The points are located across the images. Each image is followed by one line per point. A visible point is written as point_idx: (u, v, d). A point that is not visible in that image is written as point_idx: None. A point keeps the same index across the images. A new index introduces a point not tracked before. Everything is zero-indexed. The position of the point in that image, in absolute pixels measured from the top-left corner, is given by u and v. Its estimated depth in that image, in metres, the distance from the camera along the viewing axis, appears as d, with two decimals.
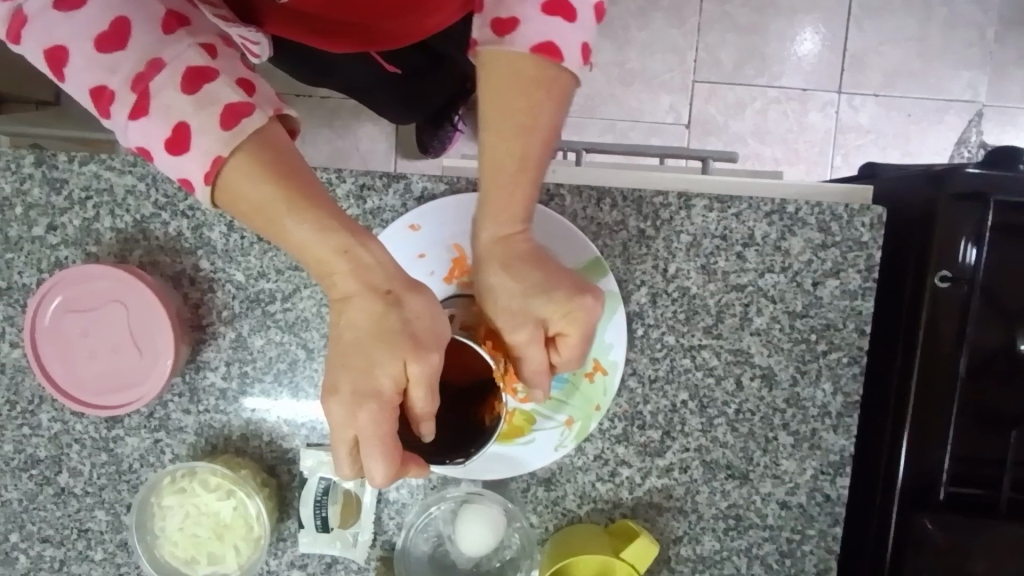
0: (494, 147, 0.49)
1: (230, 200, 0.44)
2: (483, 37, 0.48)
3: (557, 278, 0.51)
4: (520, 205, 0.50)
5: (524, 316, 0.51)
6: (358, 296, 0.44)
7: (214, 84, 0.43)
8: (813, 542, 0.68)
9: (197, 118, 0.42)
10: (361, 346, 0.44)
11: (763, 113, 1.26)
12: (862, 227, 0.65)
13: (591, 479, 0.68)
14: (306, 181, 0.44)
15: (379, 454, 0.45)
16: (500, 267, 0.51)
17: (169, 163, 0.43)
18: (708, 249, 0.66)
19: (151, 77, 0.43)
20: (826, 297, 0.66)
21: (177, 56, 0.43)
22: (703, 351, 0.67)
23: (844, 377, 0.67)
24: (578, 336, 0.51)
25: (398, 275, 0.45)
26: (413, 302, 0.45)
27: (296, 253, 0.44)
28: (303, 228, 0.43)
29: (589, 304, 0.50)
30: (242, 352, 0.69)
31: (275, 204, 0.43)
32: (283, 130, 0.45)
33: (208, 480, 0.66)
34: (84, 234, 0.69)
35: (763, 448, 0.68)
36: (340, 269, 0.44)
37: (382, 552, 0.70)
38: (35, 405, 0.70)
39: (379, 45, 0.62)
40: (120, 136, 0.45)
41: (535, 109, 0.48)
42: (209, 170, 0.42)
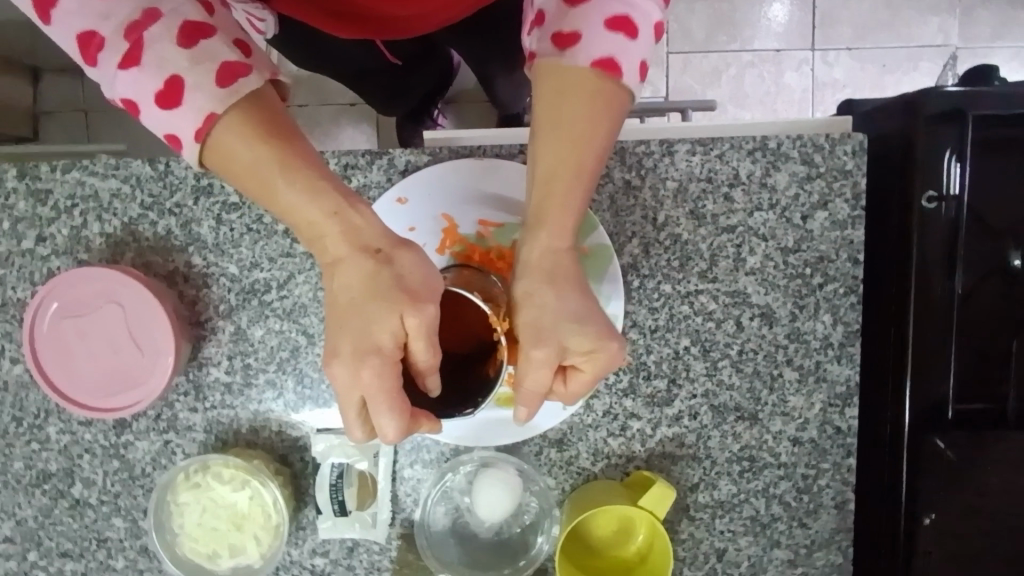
0: (552, 157, 0.49)
1: (219, 159, 0.45)
2: (544, 50, 0.49)
3: (595, 314, 0.51)
4: (571, 217, 0.50)
5: (551, 342, 0.51)
6: (348, 257, 0.45)
7: (212, 42, 0.43)
8: (828, 476, 0.68)
9: (193, 74, 0.43)
10: (357, 306, 0.45)
11: (740, 78, 1.27)
12: (844, 155, 0.66)
13: (602, 435, 0.68)
14: (301, 147, 0.45)
15: (386, 411, 0.47)
16: (547, 284, 0.51)
17: (158, 118, 0.44)
18: (695, 193, 0.67)
19: (147, 26, 0.43)
20: (816, 230, 0.67)
21: (174, 9, 0.43)
22: (701, 296, 0.67)
23: (842, 308, 0.67)
24: (592, 371, 0.53)
25: (388, 234, 0.46)
26: (403, 258, 0.46)
27: (286, 214, 0.45)
28: (294, 191, 0.44)
29: (614, 349, 0.52)
30: (243, 345, 0.69)
31: (268, 165, 0.44)
32: (277, 95, 0.46)
33: (221, 472, 0.67)
34: (74, 242, 0.69)
35: (770, 387, 0.68)
36: (331, 230, 0.45)
37: (402, 530, 0.69)
38: (42, 418, 0.70)
39: (386, 28, 0.64)
40: (106, 84, 0.44)
41: (597, 128, 0.49)
42: (201, 127, 0.43)
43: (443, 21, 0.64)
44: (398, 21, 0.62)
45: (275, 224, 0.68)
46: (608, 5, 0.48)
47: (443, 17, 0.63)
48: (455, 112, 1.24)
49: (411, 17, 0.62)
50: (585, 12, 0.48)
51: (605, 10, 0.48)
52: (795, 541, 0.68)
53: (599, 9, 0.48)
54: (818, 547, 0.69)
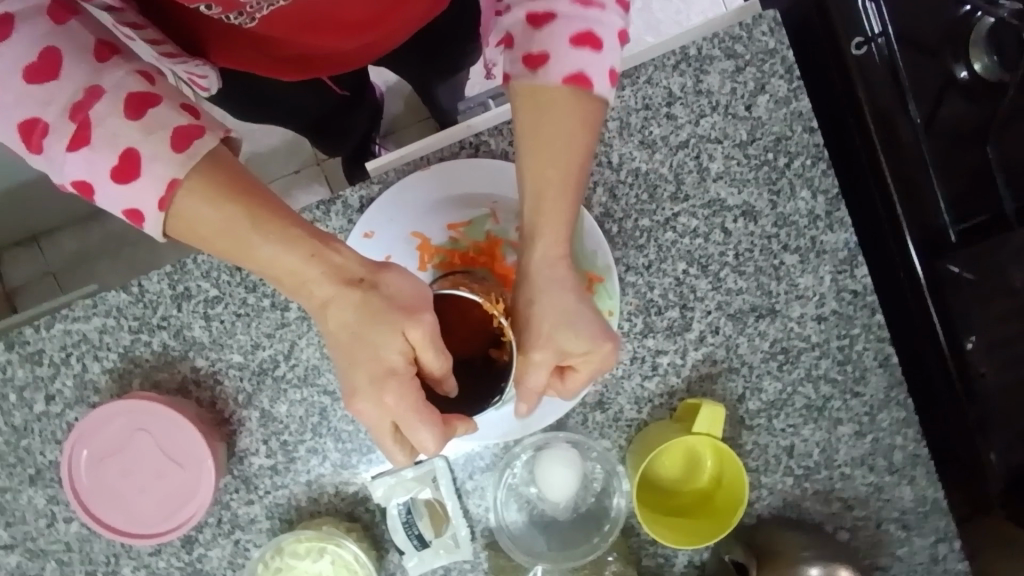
0: (540, 172, 0.51)
1: (187, 226, 0.45)
2: (516, 72, 0.50)
3: (589, 318, 0.54)
4: (563, 226, 0.53)
5: (549, 345, 0.54)
6: (336, 295, 0.46)
7: (160, 110, 0.44)
8: (863, 339, 0.68)
9: (147, 144, 0.43)
10: (358, 336, 0.46)
11: (648, 9, 1.27)
12: (764, 35, 0.66)
13: (637, 382, 0.69)
14: (266, 200, 0.46)
15: (421, 425, 0.48)
16: (547, 291, 0.53)
17: (116, 194, 0.44)
18: (639, 123, 0.67)
19: (91, 105, 0.43)
20: (764, 115, 0.67)
21: (116, 84, 0.44)
22: (680, 218, 0.68)
23: (816, 178, 0.67)
24: (588, 371, 0.57)
25: (367, 263, 0.47)
26: (388, 279, 0.47)
27: (264, 268, 0.46)
28: (268, 244, 0.45)
29: (608, 350, 0.55)
30: (273, 425, 0.70)
31: (237, 222, 0.45)
32: (232, 154, 0.46)
33: (296, 549, 0.68)
34: (82, 389, 0.70)
35: (776, 277, 0.68)
36: (312, 274, 0.46)
37: (486, 540, 0.70)
38: (114, 563, 0.71)
39: (330, 64, 0.66)
40: (56, 169, 0.44)
41: (575, 142, 0.50)
42: (164, 195, 0.43)
43: (388, 47, 0.67)
44: (347, 53, 0.64)
45: (261, 301, 0.69)
46: (571, 24, 0.49)
47: (389, 43, 0.66)
48: (397, 142, 1.24)
49: (361, 48, 0.64)
50: (548, 32, 0.49)
51: (568, 28, 0.49)
52: (855, 413, 0.69)
53: (563, 28, 0.49)
54: (879, 409, 0.69)
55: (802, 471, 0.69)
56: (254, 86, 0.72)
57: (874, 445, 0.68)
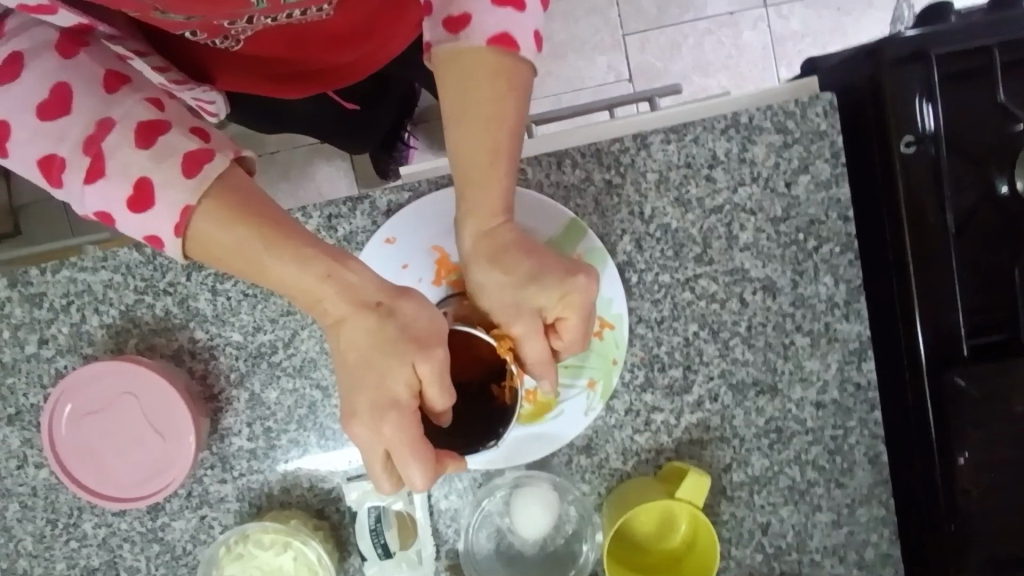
0: (468, 145, 0.51)
1: (206, 248, 0.47)
2: (438, 37, 0.50)
3: (552, 264, 0.54)
4: (499, 197, 0.53)
5: (523, 306, 0.54)
6: (351, 315, 0.46)
7: (169, 135, 0.46)
8: (857, 433, 0.69)
9: (157, 171, 0.45)
10: (368, 362, 0.46)
11: (699, 47, 1.33)
12: (818, 116, 0.66)
13: (628, 434, 0.69)
14: (277, 217, 0.47)
15: (413, 461, 0.47)
16: (495, 262, 0.54)
17: (134, 223, 0.46)
18: (677, 181, 0.67)
19: (103, 137, 0.46)
20: (802, 195, 0.67)
21: (125, 115, 0.46)
22: (701, 280, 0.68)
23: (841, 266, 0.68)
24: (575, 317, 0.54)
25: (386, 287, 0.47)
26: (405, 307, 0.47)
27: (281, 286, 0.47)
28: (281, 263, 0.46)
29: (583, 282, 0.53)
30: (260, 409, 0.69)
31: (250, 244, 0.46)
32: (244, 172, 0.48)
33: (261, 538, 0.67)
34: (77, 338, 0.69)
35: (784, 356, 0.69)
36: (328, 293, 0.46)
37: (448, 562, 0.70)
38: (76, 516, 0.71)
39: (331, 79, 0.71)
40: (77, 201, 0.47)
41: (501, 103, 0.51)
42: (180, 221, 0.45)
43: (388, 57, 0.72)
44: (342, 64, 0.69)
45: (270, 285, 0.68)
46: None
47: (387, 53, 0.71)
48: (425, 132, 1.28)
49: (356, 60, 0.70)
50: None
51: None
52: (836, 502, 0.69)
53: None
54: (860, 503, 0.70)
55: (773, 550, 0.70)
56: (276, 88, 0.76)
57: (848, 537, 0.69)
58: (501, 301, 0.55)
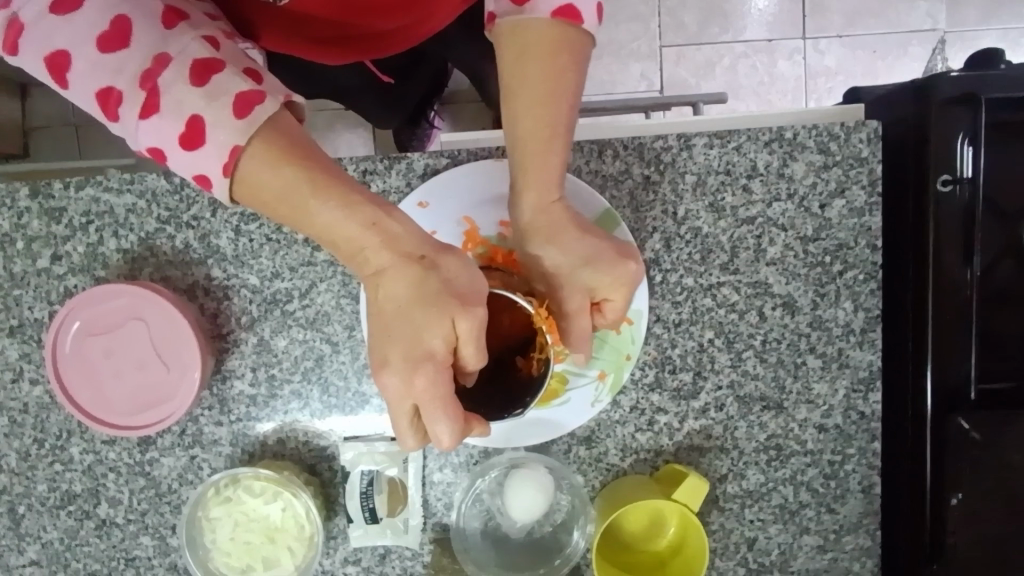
0: (527, 120, 0.51)
1: (251, 190, 0.45)
2: (503, 9, 0.51)
3: (603, 244, 0.54)
4: (555, 174, 0.53)
5: (573, 284, 0.54)
6: (393, 265, 0.45)
7: (223, 75, 0.44)
8: (854, 460, 0.70)
9: (210, 111, 0.44)
10: (406, 314, 0.45)
11: (733, 69, 1.34)
12: (860, 142, 0.67)
13: (630, 431, 0.69)
14: (325, 165, 0.46)
15: (442, 417, 0.46)
16: (547, 239, 0.54)
17: (185, 160, 0.45)
18: (714, 186, 0.67)
19: (159, 73, 0.44)
20: (835, 218, 0.67)
21: (181, 51, 0.45)
22: (723, 288, 0.68)
23: (863, 294, 0.68)
24: (621, 298, 0.55)
25: (430, 241, 0.46)
26: (448, 263, 0.46)
27: (324, 234, 0.45)
28: (328, 211, 0.44)
29: (633, 268, 0.54)
30: (266, 356, 0.69)
31: (297, 190, 0.44)
32: (293, 117, 0.46)
33: (252, 485, 0.66)
34: (91, 259, 0.68)
35: (794, 375, 0.69)
36: (371, 242, 0.45)
37: (434, 534, 0.70)
38: (64, 439, 0.70)
39: (371, 48, 0.70)
40: (130, 136, 0.46)
41: (562, 78, 0.51)
42: (228, 161, 0.44)
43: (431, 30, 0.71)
44: (382, 38, 0.70)
45: (295, 233, 0.68)
46: None
47: (430, 26, 0.70)
48: (452, 113, 1.30)
49: (397, 29, 0.69)
50: None
51: None
52: (824, 527, 0.70)
53: None
54: (848, 531, 0.70)
55: (756, 566, 0.70)
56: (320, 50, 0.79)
57: (832, 563, 0.70)
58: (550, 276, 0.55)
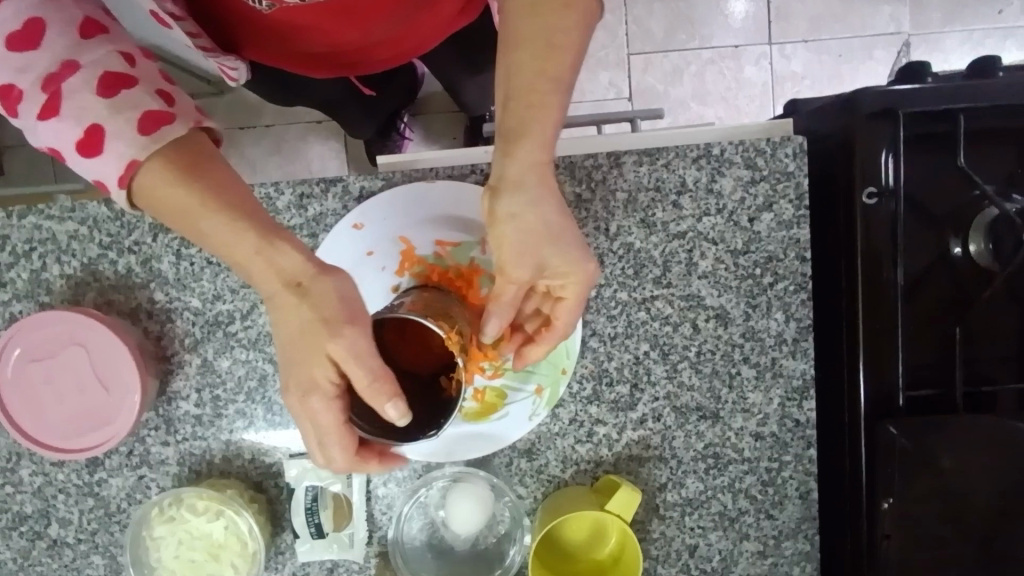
0: (530, 70, 0.49)
1: (148, 202, 0.49)
2: None
3: (571, 234, 0.54)
4: (549, 137, 0.51)
5: (533, 261, 0.55)
6: (273, 289, 0.49)
7: (132, 91, 0.48)
8: (791, 467, 0.71)
9: (112, 121, 0.47)
10: (291, 340, 0.50)
11: (700, 76, 1.35)
12: (786, 158, 0.68)
13: (570, 443, 0.70)
14: (227, 184, 0.49)
15: (335, 442, 0.53)
16: (529, 201, 0.52)
17: (82, 163, 0.48)
18: (645, 203, 0.69)
19: (66, 78, 0.47)
20: (764, 231, 0.69)
21: (94, 61, 0.48)
22: (657, 302, 0.69)
23: (794, 305, 0.69)
24: (570, 293, 0.57)
25: (308, 265, 0.49)
26: (321, 288, 0.49)
27: (213, 250, 0.49)
28: (217, 229, 0.48)
29: (589, 268, 0.56)
30: (210, 376, 0.70)
31: (191, 206, 0.48)
32: (200, 137, 0.50)
33: (195, 504, 0.67)
34: (35, 285, 0.69)
35: (729, 385, 0.70)
36: (253, 266, 0.48)
37: (379, 548, 0.71)
38: (14, 462, 0.71)
39: (353, 58, 0.74)
40: (31, 131, 0.49)
41: (569, 38, 0.48)
42: (123, 174, 0.47)
43: (412, 45, 0.75)
44: (367, 51, 0.73)
45: None
46: None
47: (412, 41, 0.74)
48: (423, 124, 1.31)
49: (381, 43, 0.72)
50: None
51: None
52: (763, 533, 0.71)
53: None
54: (787, 537, 0.71)
55: (698, 572, 0.72)
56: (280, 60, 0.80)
57: (771, 568, 0.71)
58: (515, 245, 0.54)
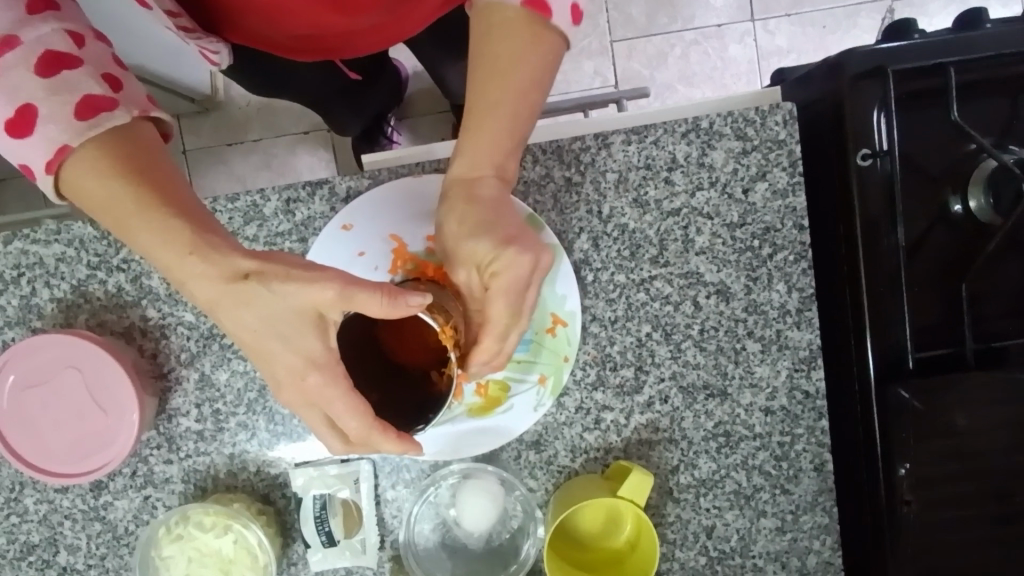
0: (478, 89, 0.50)
1: (76, 194, 0.47)
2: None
3: (500, 224, 0.53)
4: (496, 151, 0.52)
5: (466, 258, 0.54)
6: (217, 287, 0.46)
7: (74, 74, 0.45)
8: (804, 440, 0.70)
9: (47, 103, 0.45)
10: (260, 335, 0.48)
11: (685, 57, 1.34)
12: (777, 125, 0.67)
13: (578, 431, 0.69)
14: (166, 183, 0.47)
15: (349, 418, 0.51)
16: (455, 199, 0.53)
17: (9, 144, 0.46)
18: (636, 182, 0.67)
19: (1, 53, 0.44)
20: (759, 202, 0.68)
21: (35, 38, 0.45)
22: (655, 282, 0.68)
23: (795, 274, 0.68)
24: (505, 285, 0.52)
25: (249, 254, 0.46)
26: (273, 274, 0.46)
27: (145, 249, 0.47)
28: (148, 231, 0.46)
29: (518, 251, 0.51)
30: (209, 391, 0.69)
31: (122, 202, 0.46)
32: (145, 128, 0.48)
33: (202, 520, 0.66)
34: (26, 311, 0.68)
35: (735, 360, 0.69)
36: (192, 266, 0.46)
37: (392, 552, 0.69)
38: (18, 491, 0.70)
39: (336, 43, 0.73)
40: None
41: (521, 69, 0.49)
42: (50, 159, 0.45)
43: (397, 32, 0.73)
44: (350, 37, 0.71)
45: None
46: None
47: (398, 29, 0.72)
48: (408, 126, 1.30)
49: (365, 31, 0.71)
50: None
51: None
52: (780, 508, 0.70)
53: None
54: (804, 511, 0.70)
55: (717, 553, 0.70)
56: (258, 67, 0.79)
57: (791, 544, 0.70)
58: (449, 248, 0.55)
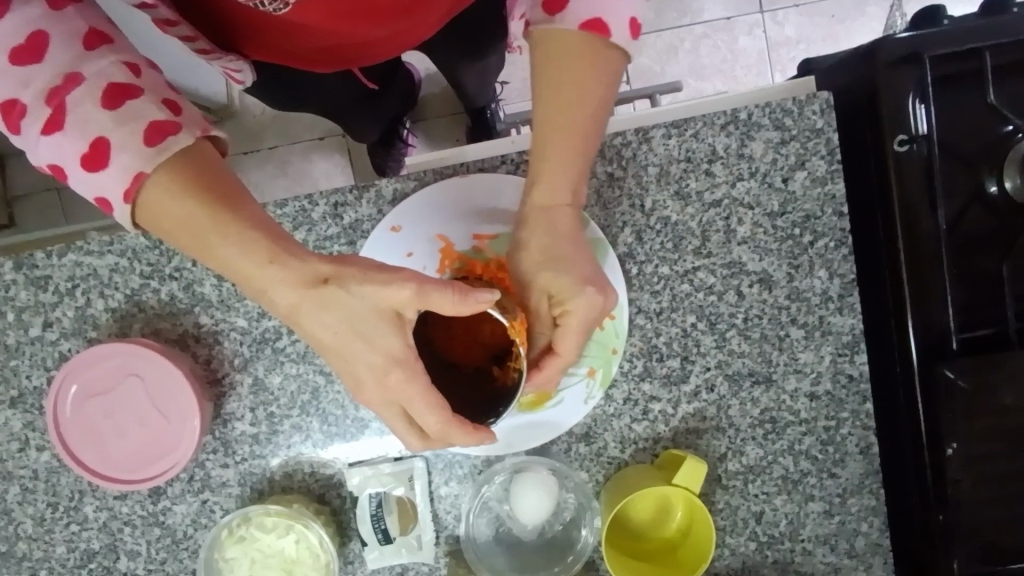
0: (549, 115, 0.51)
1: (154, 215, 0.48)
2: (534, 17, 0.50)
3: (579, 262, 0.56)
4: (567, 183, 0.54)
5: (536, 287, 0.56)
6: (299, 293, 0.48)
7: (137, 102, 0.46)
8: (849, 424, 0.71)
9: (118, 134, 0.46)
10: (341, 337, 0.50)
11: (695, 50, 1.35)
12: (814, 114, 0.68)
13: (626, 422, 0.70)
14: (239, 198, 0.48)
15: (427, 413, 0.52)
16: (532, 228, 0.56)
17: (84, 179, 0.47)
18: (677, 175, 0.69)
19: (68, 90, 0.45)
20: (799, 190, 0.69)
21: (97, 72, 0.46)
22: (699, 272, 0.69)
23: (836, 261, 0.69)
24: (574, 324, 0.56)
25: (327, 259, 0.48)
26: (351, 275, 0.48)
27: (225, 264, 0.48)
28: (231, 245, 0.47)
29: (592, 295, 0.55)
30: (263, 395, 0.70)
31: (201, 222, 0.47)
32: (210, 147, 0.49)
33: (263, 521, 0.68)
34: (81, 322, 0.69)
35: (779, 347, 0.70)
36: (273, 275, 0.48)
37: (448, 547, 0.70)
38: (77, 499, 0.71)
39: (356, 52, 0.73)
40: (32, 149, 0.47)
41: (586, 92, 0.51)
42: (129, 186, 0.46)
43: (415, 35, 0.74)
44: (372, 45, 0.72)
45: None
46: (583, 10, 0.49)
47: (416, 32, 0.73)
48: (424, 130, 1.31)
49: (385, 37, 0.71)
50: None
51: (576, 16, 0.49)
52: (828, 492, 0.71)
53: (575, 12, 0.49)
54: (852, 493, 0.71)
55: (767, 538, 0.71)
56: (293, 74, 0.80)
57: (840, 527, 0.71)
58: (522, 276, 0.57)
